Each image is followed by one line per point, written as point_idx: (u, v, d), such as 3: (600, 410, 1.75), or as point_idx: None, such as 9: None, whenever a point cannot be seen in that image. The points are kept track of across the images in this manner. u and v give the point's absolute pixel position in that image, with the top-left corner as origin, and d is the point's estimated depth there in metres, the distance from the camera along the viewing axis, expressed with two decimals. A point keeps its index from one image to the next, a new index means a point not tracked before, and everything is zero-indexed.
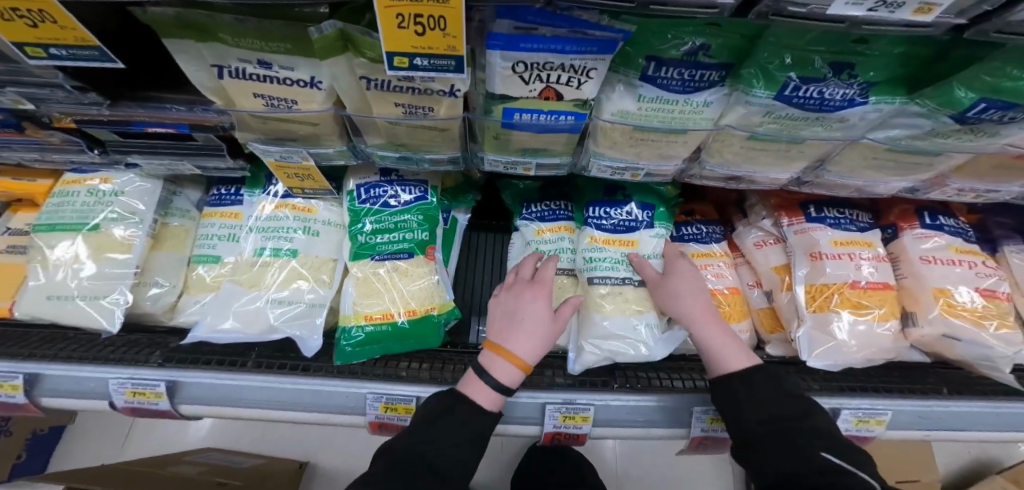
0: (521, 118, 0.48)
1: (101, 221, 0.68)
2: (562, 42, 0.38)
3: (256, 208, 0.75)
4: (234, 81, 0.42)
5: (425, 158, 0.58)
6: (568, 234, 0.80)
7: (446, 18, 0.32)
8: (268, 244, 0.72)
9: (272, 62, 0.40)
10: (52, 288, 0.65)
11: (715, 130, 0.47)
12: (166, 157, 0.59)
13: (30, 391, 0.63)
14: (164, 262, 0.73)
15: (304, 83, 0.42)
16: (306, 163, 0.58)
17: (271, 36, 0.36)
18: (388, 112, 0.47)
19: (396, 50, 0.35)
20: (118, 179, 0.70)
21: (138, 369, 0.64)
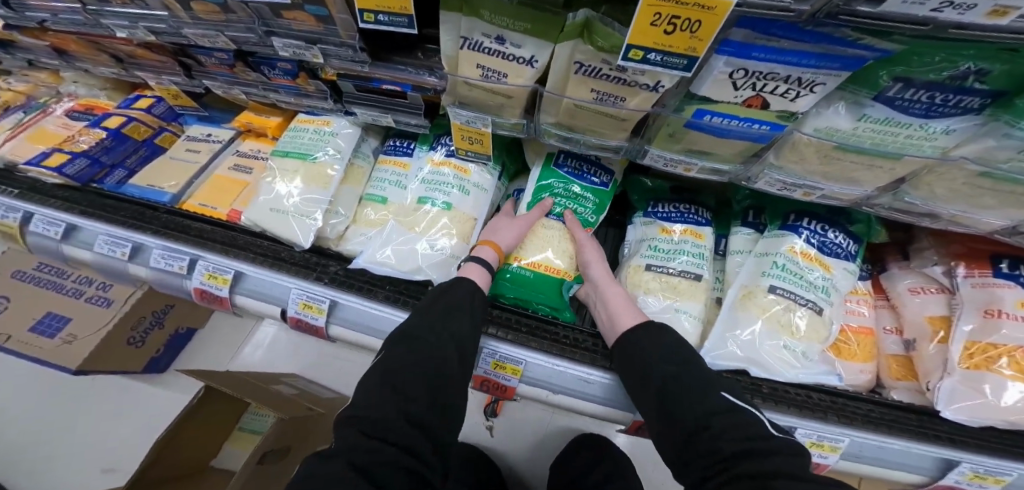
0: (710, 120, 0.48)
1: (320, 155, 0.84)
2: (801, 54, 0.36)
3: (424, 162, 0.85)
4: (470, 51, 0.53)
5: (598, 142, 0.63)
6: (695, 239, 0.78)
7: (701, 23, 0.34)
8: (432, 195, 0.82)
9: (507, 39, 0.49)
10: (274, 202, 0.82)
11: (943, 160, 0.44)
12: (378, 110, 0.76)
13: (235, 285, 0.81)
14: (345, 195, 0.87)
15: (522, 60, 0.52)
16: (484, 131, 0.70)
17: (520, 17, 0.46)
18: (579, 95, 0.53)
19: (636, 44, 0.39)
20: (336, 123, 0.87)
21: (311, 285, 0.78)
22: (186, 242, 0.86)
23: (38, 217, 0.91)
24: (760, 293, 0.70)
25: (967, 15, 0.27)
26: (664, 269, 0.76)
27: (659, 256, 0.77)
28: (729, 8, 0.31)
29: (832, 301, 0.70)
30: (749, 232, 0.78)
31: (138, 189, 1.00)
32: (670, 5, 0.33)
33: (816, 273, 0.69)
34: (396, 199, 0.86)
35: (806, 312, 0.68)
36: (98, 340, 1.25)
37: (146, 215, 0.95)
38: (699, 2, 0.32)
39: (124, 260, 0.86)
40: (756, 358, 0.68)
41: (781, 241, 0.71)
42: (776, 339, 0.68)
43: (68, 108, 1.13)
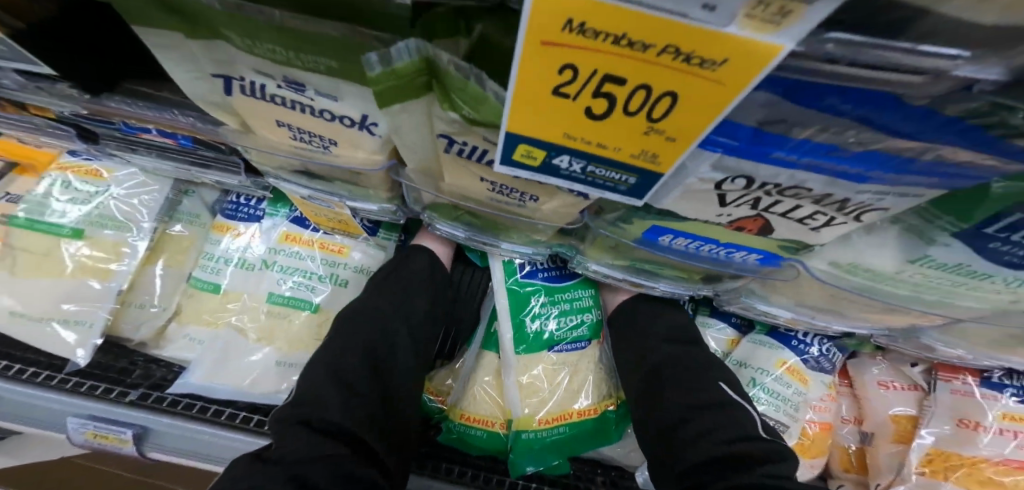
0: (669, 241, 0.29)
1: (85, 226, 0.51)
2: (865, 161, 0.18)
3: (275, 235, 0.55)
4: (247, 100, 0.29)
5: (502, 243, 0.42)
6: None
7: (674, 102, 0.14)
8: (286, 291, 0.53)
9: (306, 84, 0.26)
10: (22, 298, 0.48)
11: (998, 313, 0.29)
12: (173, 162, 0.49)
13: None
14: (158, 280, 0.54)
15: (352, 121, 0.28)
16: (343, 212, 0.45)
17: (304, 46, 0.22)
18: (466, 184, 0.31)
19: (528, 134, 0.18)
20: (118, 174, 0.53)
21: (95, 406, 0.48)
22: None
23: None
24: None
25: None
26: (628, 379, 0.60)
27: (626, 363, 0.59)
28: (766, 67, 0.12)
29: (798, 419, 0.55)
30: (727, 331, 0.59)
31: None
32: (601, 46, 0.13)
33: (796, 396, 0.55)
34: (236, 286, 0.54)
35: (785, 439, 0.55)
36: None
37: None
38: (679, 47, 0.12)
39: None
40: None
41: (771, 353, 0.55)
42: None
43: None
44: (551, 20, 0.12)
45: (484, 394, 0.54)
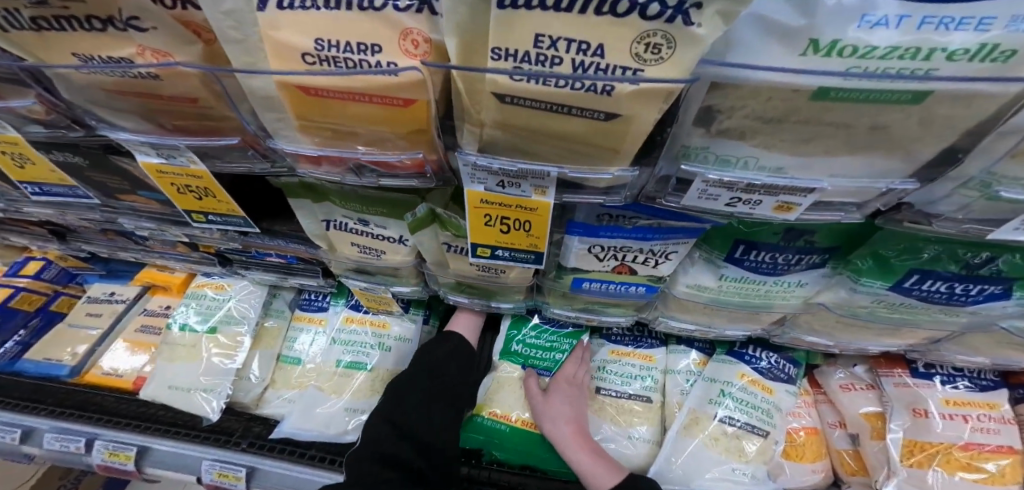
0: (590, 285, 0.46)
1: (217, 324, 0.77)
2: (644, 231, 0.38)
3: (339, 319, 0.78)
4: (336, 231, 0.51)
5: (494, 304, 0.60)
6: (643, 361, 0.72)
7: (531, 222, 0.36)
8: (348, 356, 0.75)
9: (369, 221, 0.48)
10: (173, 377, 0.74)
11: (809, 304, 0.45)
12: (275, 274, 0.73)
13: (139, 462, 0.73)
14: (259, 360, 0.78)
15: (393, 238, 0.49)
16: (386, 295, 0.64)
17: (373, 202, 0.45)
18: (463, 270, 0.51)
19: (480, 241, 0.39)
20: (235, 286, 0.80)
21: (226, 452, 0.71)
22: (90, 419, 0.78)
23: None
24: (707, 422, 0.64)
25: (758, 208, 0.30)
26: (615, 393, 0.70)
27: (608, 380, 0.71)
28: (549, 208, 0.34)
29: (775, 424, 0.64)
30: (694, 353, 0.72)
31: (30, 364, 0.80)
32: (496, 206, 0.35)
33: (762, 402, 0.65)
34: (313, 360, 0.77)
35: (760, 440, 0.63)
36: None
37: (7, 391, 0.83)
38: (521, 205, 0.34)
39: (14, 444, 0.78)
40: (704, 461, 0.62)
41: (731, 367, 0.67)
42: (728, 458, 0.62)
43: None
44: (475, 199, 0.34)
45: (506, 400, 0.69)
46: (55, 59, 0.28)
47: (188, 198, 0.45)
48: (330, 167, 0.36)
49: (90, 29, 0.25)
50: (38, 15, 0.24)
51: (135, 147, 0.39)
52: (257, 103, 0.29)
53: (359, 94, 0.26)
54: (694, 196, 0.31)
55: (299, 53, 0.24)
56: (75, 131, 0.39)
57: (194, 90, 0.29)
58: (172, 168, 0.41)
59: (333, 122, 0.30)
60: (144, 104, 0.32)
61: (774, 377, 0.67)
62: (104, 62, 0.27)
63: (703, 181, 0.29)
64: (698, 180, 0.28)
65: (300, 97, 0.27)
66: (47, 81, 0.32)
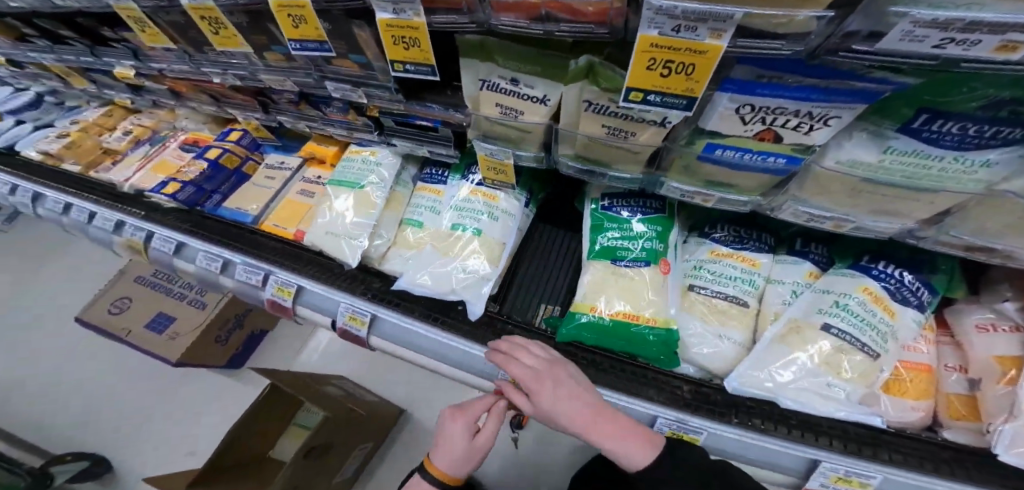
0: (722, 154, 0.47)
1: (366, 184, 0.91)
2: (808, 91, 0.36)
3: (458, 190, 0.90)
4: (490, 92, 0.59)
5: (607, 175, 0.65)
6: (748, 266, 0.75)
7: (696, 65, 0.35)
8: (464, 222, 0.86)
9: (522, 81, 0.54)
10: (329, 225, 0.90)
11: (986, 193, 0.41)
12: (414, 142, 0.82)
13: (295, 297, 0.89)
14: (388, 220, 0.92)
15: (536, 99, 0.56)
16: (508, 162, 0.73)
17: (531, 60, 0.51)
18: (591, 130, 0.55)
19: (636, 85, 0.40)
20: (382, 154, 0.92)
21: (357, 300, 0.86)
22: (267, 257, 0.93)
23: (100, 215, 1.03)
24: (811, 332, 0.64)
25: (976, 50, 0.26)
26: (712, 292, 0.74)
27: (708, 278, 0.75)
28: (722, 50, 0.32)
29: (888, 349, 0.62)
30: (806, 266, 0.73)
31: (228, 211, 1.02)
32: (665, 50, 0.35)
33: (879, 320, 0.62)
34: (432, 224, 0.91)
35: (862, 358, 0.61)
36: (189, 340, 1.36)
37: (205, 227, 1.01)
38: (690, 48, 0.34)
39: (215, 272, 0.95)
40: (798, 371, 0.63)
41: (853, 281, 0.65)
42: (828, 373, 0.62)
43: (178, 140, 1.12)
44: (647, 42, 0.35)
45: (602, 289, 0.74)
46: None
47: (399, 49, 0.53)
48: (523, 15, 0.40)
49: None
50: None
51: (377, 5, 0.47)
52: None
53: None
54: (894, 41, 0.27)
55: None
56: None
57: None
58: (398, 22, 0.48)
59: None
60: None
61: (897, 297, 0.64)
62: None
63: (911, 23, 0.25)
64: (904, 22, 0.24)
65: None
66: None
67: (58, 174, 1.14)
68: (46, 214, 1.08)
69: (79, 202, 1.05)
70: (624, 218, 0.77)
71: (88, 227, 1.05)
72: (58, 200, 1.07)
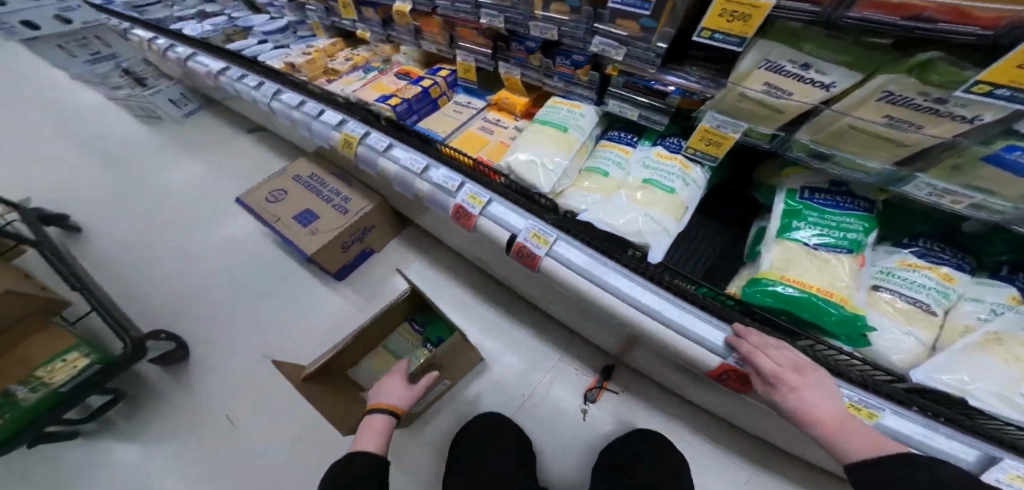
0: (1018, 157, 0.52)
1: (571, 129, 0.99)
2: None
3: (651, 153, 0.97)
4: (767, 72, 0.65)
5: (848, 155, 0.70)
6: (943, 280, 0.79)
7: None
8: (657, 179, 0.92)
9: (813, 66, 0.60)
10: (529, 153, 0.97)
11: None
12: (632, 105, 0.92)
13: (483, 208, 0.99)
14: (574, 166, 1.01)
15: (819, 84, 0.61)
16: (729, 137, 0.81)
17: (841, 50, 0.57)
18: (868, 117, 0.60)
19: (989, 79, 0.46)
20: (585, 110, 1.01)
21: (541, 223, 0.95)
22: (461, 170, 1.07)
23: (325, 110, 1.27)
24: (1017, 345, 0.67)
25: None
26: (901, 295, 0.79)
27: (898, 282, 0.80)
28: None
29: None
30: (1010, 291, 0.75)
31: (422, 128, 1.17)
32: None
33: None
34: (617, 176, 0.97)
35: None
36: (325, 240, 1.50)
37: (404, 136, 1.15)
38: None
39: (415, 172, 1.07)
40: (991, 378, 0.67)
41: None
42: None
43: (390, 72, 1.33)
44: None
45: (798, 268, 0.78)
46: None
47: (721, 22, 0.62)
48: (893, 15, 0.48)
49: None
50: None
51: None
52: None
53: None
54: None
55: None
56: None
57: None
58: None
59: None
60: None
61: None
62: None
63: None
64: None
65: None
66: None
67: (289, 81, 1.40)
68: (275, 103, 1.37)
69: (312, 101, 1.30)
70: (827, 207, 0.81)
71: (311, 119, 1.28)
72: (293, 98, 1.33)
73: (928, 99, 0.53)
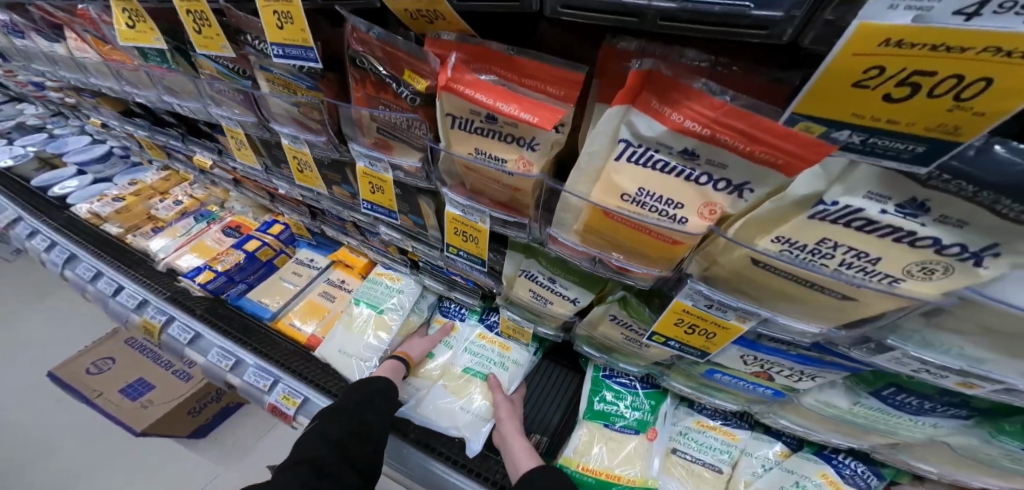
0: (722, 376, 0.60)
1: (385, 308, 0.90)
2: (805, 359, 0.48)
3: (473, 334, 0.90)
4: (524, 280, 0.67)
5: (614, 359, 0.75)
6: (726, 437, 0.80)
7: (718, 334, 0.46)
8: (476, 366, 0.85)
9: (557, 281, 0.63)
10: (344, 344, 0.88)
11: (933, 441, 0.51)
12: (444, 284, 0.89)
13: (298, 410, 0.86)
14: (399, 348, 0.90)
15: (567, 297, 0.65)
16: (529, 329, 0.81)
17: (571, 272, 0.62)
18: (608, 330, 0.67)
19: (661, 330, 0.51)
20: (404, 282, 0.94)
21: None
22: (276, 361, 0.93)
23: (126, 290, 1.05)
24: None
25: (943, 379, 0.37)
26: (691, 457, 0.79)
27: (689, 446, 0.80)
28: (741, 331, 0.43)
29: None
30: (778, 445, 0.78)
31: (250, 303, 1.06)
32: (694, 316, 0.46)
33: None
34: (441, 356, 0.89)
35: None
36: (161, 413, 1.26)
37: (228, 320, 1.02)
38: (718, 322, 0.45)
39: (225, 371, 0.94)
40: None
41: (812, 465, 0.73)
42: None
43: (223, 222, 1.23)
44: (683, 309, 0.45)
45: (596, 453, 0.79)
46: (456, 148, 0.44)
47: (457, 238, 0.59)
48: (578, 253, 0.48)
49: (504, 139, 0.40)
50: (479, 126, 0.40)
51: (449, 200, 0.55)
52: (563, 203, 0.43)
53: (646, 229, 0.37)
54: (886, 358, 0.38)
55: (620, 195, 0.36)
56: (422, 181, 0.56)
57: (523, 185, 0.43)
58: (462, 219, 0.55)
59: (612, 233, 0.41)
60: (480, 181, 0.48)
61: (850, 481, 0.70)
62: (488, 157, 0.42)
63: (902, 353, 0.36)
64: (899, 350, 0.36)
65: (600, 216, 0.39)
66: (433, 157, 0.50)
67: (95, 237, 1.21)
68: (72, 278, 1.11)
69: (109, 274, 1.08)
70: (623, 388, 0.85)
71: (110, 299, 1.06)
72: (89, 269, 1.11)
73: (639, 326, 0.58)
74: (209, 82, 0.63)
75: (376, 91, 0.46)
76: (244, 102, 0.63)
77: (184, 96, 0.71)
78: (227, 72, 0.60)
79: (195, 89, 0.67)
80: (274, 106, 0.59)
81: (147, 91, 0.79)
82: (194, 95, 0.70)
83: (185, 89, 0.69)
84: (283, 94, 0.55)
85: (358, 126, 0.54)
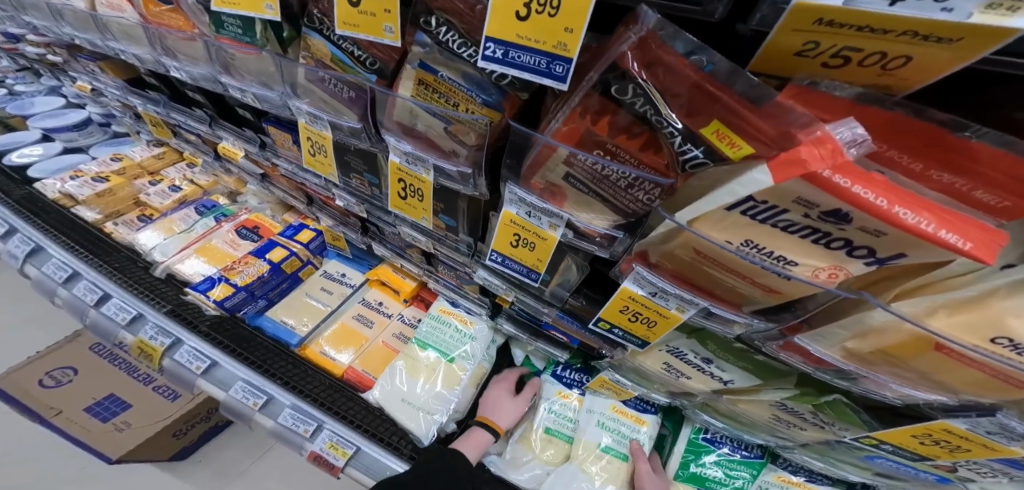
0: (882, 460, 0.57)
1: (456, 356, 0.84)
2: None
3: (606, 405, 0.80)
4: (667, 353, 0.59)
5: (741, 431, 0.71)
6: None
7: (970, 449, 0.41)
8: (614, 444, 0.76)
9: (715, 362, 0.55)
10: (407, 392, 0.79)
11: None
12: (528, 333, 0.83)
13: (348, 462, 0.73)
14: (468, 398, 0.82)
15: (720, 378, 0.57)
16: (630, 392, 0.77)
17: (741, 358, 0.54)
18: (759, 411, 0.60)
19: (881, 434, 0.48)
20: (477, 327, 0.87)
21: None
22: (314, 400, 0.79)
23: (113, 299, 0.85)
24: None
25: None
26: None
27: None
28: (1015, 454, 0.38)
29: None
30: None
31: (273, 324, 0.88)
32: (950, 433, 0.41)
33: None
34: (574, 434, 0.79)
35: None
36: (144, 436, 1.12)
37: (248, 345, 0.85)
38: (985, 443, 0.39)
39: (251, 410, 0.77)
40: None
41: None
42: None
43: (237, 220, 1.04)
44: (945, 428, 0.40)
45: None
46: (717, 232, 0.33)
47: (619, 316, 0.51)
48: (810, 362, 0.42)
49: (824, 243, 0.29)
50: (794, 220, 0.28)
51: (636, 278, 0.45)
52: (851, 323, 0.34)
53: (999, 372, 0.29)
54: None
55: (994, 337, 0.27)
56: (594, 245, 0.45)
57: (792, 290, 0.34)
58: (643, 299, 0.46)
59: (919, 361, 0.33)
60: (715, 271, 0.38)
61: None
62: (772, 258, 0.32)
63: None
64: None
65: (926, 347, 0.31)
66: (644, 220, 0.38)
67: (62, 222, 0.96)
68: (37, 279, 0.88)
69: (90, 277, 0.87)
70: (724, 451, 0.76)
71: (91, 311, 0.85)
72: (62, 268, 0.88)
73: (822, 422, 0.53)
74: (307, 69, 0.46)
75: (611, 135, 0.33)
76: (354, 99, 0.48)
77: (256, 79, 0.55)
78: (344, 60, 0.44)
79: (279, 74, 0.51)
80: (401, 110, 0.44)
81: (193, 66, 0.61)
82: (273, 81, 0.53)
83: (262, 72, 0.53)
84: (432, 102, 0.41)
85: (531, 164, 0.40)
